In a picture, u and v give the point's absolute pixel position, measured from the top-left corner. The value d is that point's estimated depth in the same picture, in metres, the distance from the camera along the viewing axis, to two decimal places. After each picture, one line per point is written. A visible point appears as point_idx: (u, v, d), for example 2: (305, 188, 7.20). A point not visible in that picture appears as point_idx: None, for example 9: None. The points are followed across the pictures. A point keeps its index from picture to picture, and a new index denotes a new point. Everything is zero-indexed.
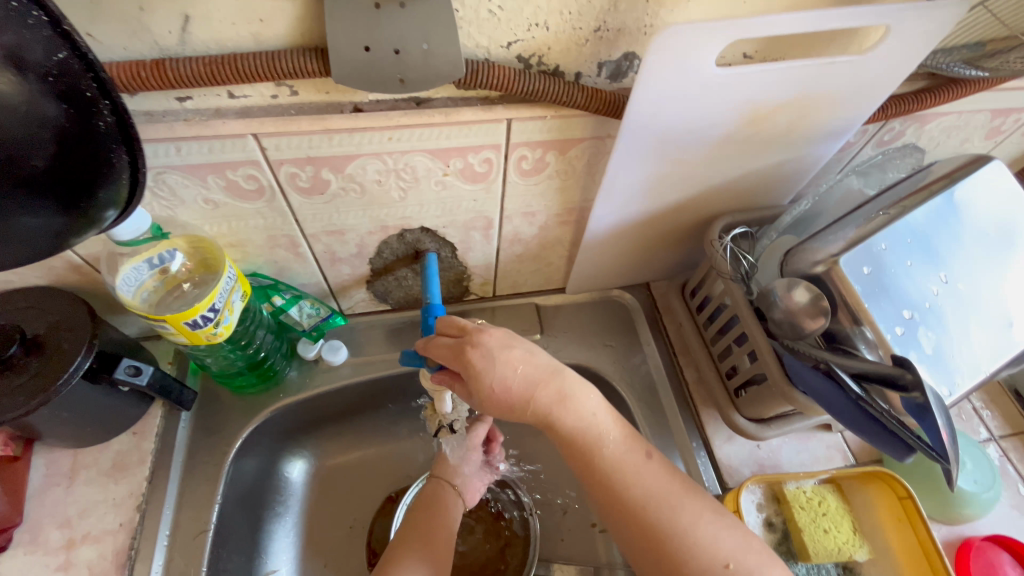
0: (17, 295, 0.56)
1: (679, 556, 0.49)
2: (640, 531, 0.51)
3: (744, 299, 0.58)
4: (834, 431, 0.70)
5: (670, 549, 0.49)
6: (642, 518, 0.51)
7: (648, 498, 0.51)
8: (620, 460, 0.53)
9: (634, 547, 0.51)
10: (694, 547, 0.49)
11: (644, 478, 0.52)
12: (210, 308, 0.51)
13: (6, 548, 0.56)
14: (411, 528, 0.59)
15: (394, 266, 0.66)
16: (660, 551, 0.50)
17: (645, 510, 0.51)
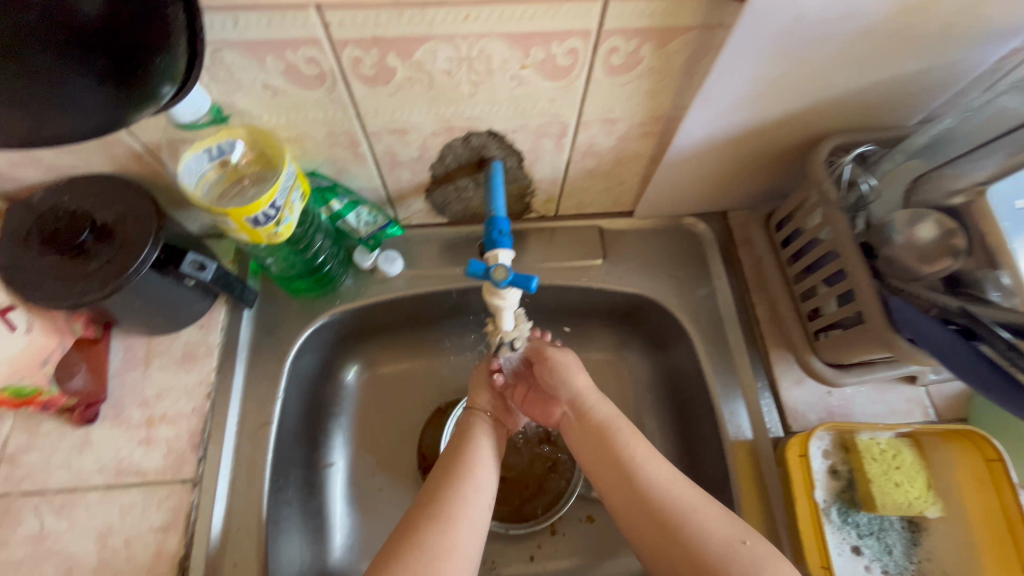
0: (84, 182, 0.56)
1: (700, 532, 0.48)
2: (663, 521, 0.50)
3: (849, 233, 0.51)
4: (919, 384, 0.64)
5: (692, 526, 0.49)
6: (663, 503, 0.51)
7: (662, 482, 0.52)
8: (645, 450, 0.55)
9: (653, 544, 0.50)
10: (711, 524, 0.49)
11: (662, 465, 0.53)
12: (271, 206, 0.49)
13: (95, 421, 0.61)
14: (462, 444, 0.59)
15: (455, 174, 0.62)
16: (679, 532, 0.49)
17: (669, 498, 0.51)
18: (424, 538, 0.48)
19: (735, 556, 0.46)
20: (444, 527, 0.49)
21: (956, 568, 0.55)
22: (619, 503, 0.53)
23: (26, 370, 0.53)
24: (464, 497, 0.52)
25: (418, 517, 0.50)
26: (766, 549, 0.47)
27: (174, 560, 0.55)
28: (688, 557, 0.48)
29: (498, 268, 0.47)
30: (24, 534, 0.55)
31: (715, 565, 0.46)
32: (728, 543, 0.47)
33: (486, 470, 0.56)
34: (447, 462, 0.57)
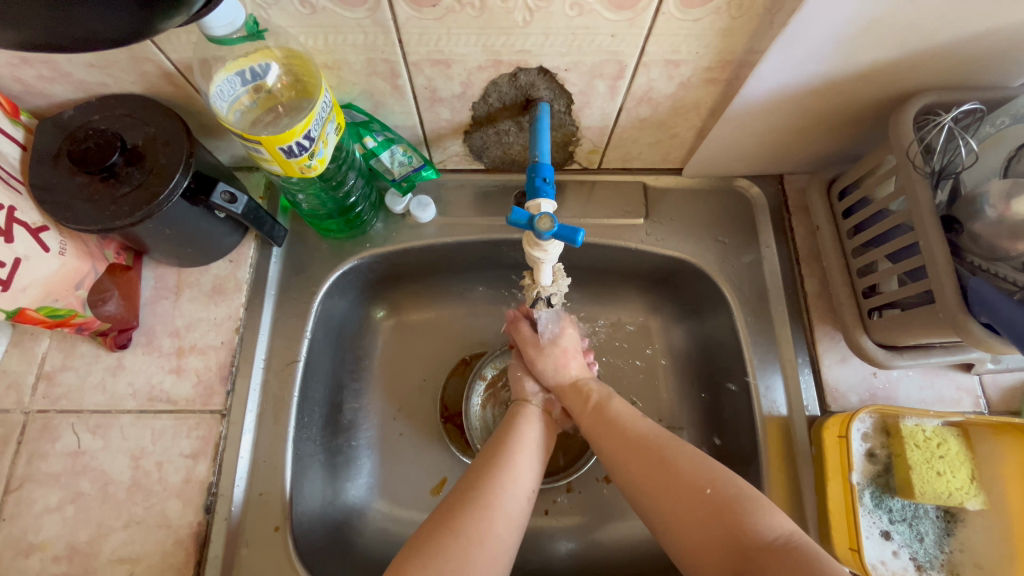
0: (115, 101, 0.54)
1: (673, 477, 0.51)
2: (643, 460, 0.53)
3: (930, 205, 0.46)
4: (972, 373, 0.60)
5: (668, 472, 0.51)
6: (645, 449, 0.54)
7: (644, 435, 0.55)
8: (626, 412, 0.59)
9: (642, 481, 0.52)
10: (681, 470, 0.51)
11: (643, 423, 0.57)
12: (305, 136, 0.46)
13: (127, 346, 0.61)
14: (502, 436, 0.58)
15: (497, 116, 0.58)
16: (660, 476, 0.51)
17: (650, 445, 0.54)
18: (461, 523, 0.48)
19: (702, 503, 0.48)
20: (482, 514, 0.49)
21: (991, 562, 0.53)
22: (611, 455, 0.56)
23: (59, 292, 0.53)
24: (503, 485, 0.52)
25: (456, 501, 0.50)
26: (732, 491, 0.48)
27: (203, 486, 0.57)
28: (665, 491, 0.50)
29: (543, 218, 0.43)
30: (62, 450, 0.57)
31: (682, 506, 0.49)
32: (693, 489, 0.49)
33: (526, 462, 0.55)
34: (488, 452, 0.56)
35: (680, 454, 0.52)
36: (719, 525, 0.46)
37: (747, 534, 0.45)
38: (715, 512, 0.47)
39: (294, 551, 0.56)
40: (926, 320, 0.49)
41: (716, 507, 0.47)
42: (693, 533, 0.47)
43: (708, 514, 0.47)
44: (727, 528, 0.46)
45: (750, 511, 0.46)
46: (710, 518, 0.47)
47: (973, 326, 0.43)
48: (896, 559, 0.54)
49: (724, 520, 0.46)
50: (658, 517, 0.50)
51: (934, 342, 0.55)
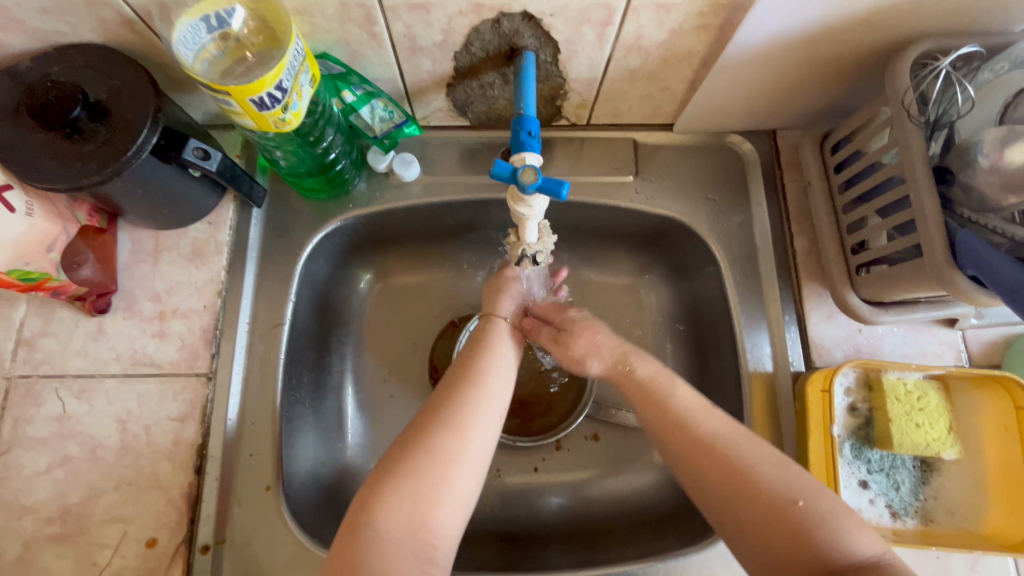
0: (75, 51, 0.51)
1: (754, 490, 0.45)
2: (705, 464, 0.48)
3: (923, 156, 0.45)
4: (956, 328, 0.61)
5: (743, 480, 0.46)
6: (712, 453, 0.48)
7: (709, 435, 0.49)
8: (691, 404, 0.51)
9: (708, 484, 0.47)
10: (765, 481, 0.45)
11: (711, 417, 0.50)
12: (277, 86, 0.44)
13: (107, 311, 0.60)
14: (477, 353, 0.55)
15: (481, 67, 0.56)
16: (735, 485, 0.46)
17: (717, 447, 0.48)
18: (435, 443, 0.47)
19: (789, 518, 0.43)
20: (456, 433, 0.48)
21: (961, 508, 0.55)
22: (670, 453, 0.50)
23: (31, 255, 0.51)
24: (477, 403, 0.50)
25: (429, 420, 0.48)
26: (823, 506, 0.44)
27: (193, 448, 0.57)
28: (740, 505, 0.45)
29: (527, 170, 0.43)
30: (47, 414, 0.57)
31: (766, 521, 0.44)
32: (780, 504, 0.44)
33: (500, 380, 0.53)
34: (461, 369, 0.53)
35: (762, 459, 0.47)
36: (810, 545, 0.42)
37: (838, 554, 0.41)
38: (807, 530, 0.43)
39: (286, 508, 0.57)
40: (912, 274, 0.49)
41: (807, 524, 0.43)
42: (774, 548, 0.43)
43: (798, 532, 0.43)
44: (820, 547, 0.42)
45: (840, 530, 0.42)
46: (801, 537, 0.42)
47: (959, 278, 0.43)
48: (872, 506, 0.55)
49: (817, 538, 0.42)
50: (727, 522, 0.46)
51: (919, 297, 0.55)
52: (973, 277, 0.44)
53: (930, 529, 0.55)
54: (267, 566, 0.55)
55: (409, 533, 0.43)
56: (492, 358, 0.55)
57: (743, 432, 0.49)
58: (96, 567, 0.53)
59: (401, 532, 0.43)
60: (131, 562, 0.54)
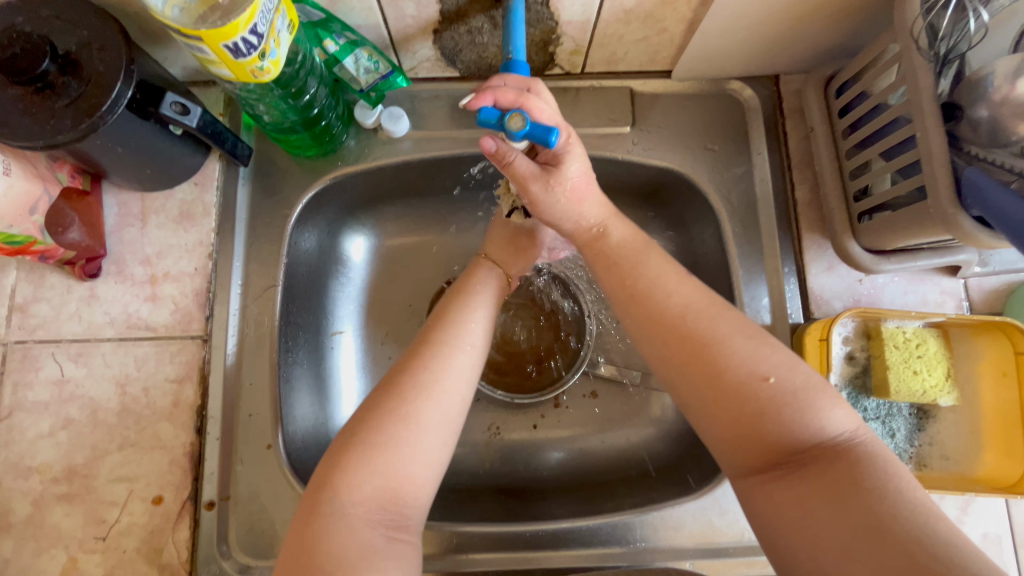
0: (39, 1, 0.48)
1: (721, 366, 0.44)
2: (673, 339, 0.46)
3: (931, 92, 0.43)
4: (958, 277, 0.60)
5: (709, 358, 0.44)
6: (682, 326, 0.46)
7: (673, 310, 0.47)
8: (662, 272, 0.49)
9: (671, 360, 0.46)
10: (734, 358, 0.44)
11: (680, 289, 0.48)
12: (251, 31, 0.42)
13: (98, 276, 0.59)
14: (455, 309, 0.54)
15: (468, 10, 0.53)
16: (699, 362, 0.44)
17: (687, 321, 0.46)
18: (413, 412, 0.46)
19: (757, 392, 0.42)
20: (433, 399, 0.47)
21: (956, 453, 0.55)
22: (637, 331, 0.49)
23: (13, 218, 0.49)
24: (449, 368, 0.49)
25: (406, 383, 0.48)
26: (794, 383, 0.42)
27: (192, 409, 0.58)
28: (701, 382, 0.44)
29: (514, 115, 0.42)
30: (46, 379, 0.57)
31: (734, 397, 0.43)
32: (750, 378, 0.43)
33: (478, 338, 0.52)
34: (439, 326, 0.52)
35: (731, 335, 0.45)
36: (774, 419, 0.41)
37: (799, 432, 0.41)
38: (774, 404, 0.42)
39: (287, 466, 0.58)
40: (914, 217, 0.48)
41: (775, 402, 0.42)
42: (736, 427, 0.43)
43: (765, 404, 0.42)
44: (782, 422, 0.41)
45: (807, 407, 0.41)
46: (765, 413, 0.42)
47: (964, 220, 0.42)
48: None
49: (777, 417, 0.41)
50: (692, 402, 0.45)
51: (923, 243, 0.54)
52: (977, 218, 0.42)
53: (924, 474, 0.55)
54: (272, 520, 0.57)
55: (382, 503, 0.44)
56: (469, 313, 0.54)
57: (717, 303, 0.47)
58: (105, 524, 0.55)
59: (372, 504, 0.44)
60: (139, 519, 0.55)
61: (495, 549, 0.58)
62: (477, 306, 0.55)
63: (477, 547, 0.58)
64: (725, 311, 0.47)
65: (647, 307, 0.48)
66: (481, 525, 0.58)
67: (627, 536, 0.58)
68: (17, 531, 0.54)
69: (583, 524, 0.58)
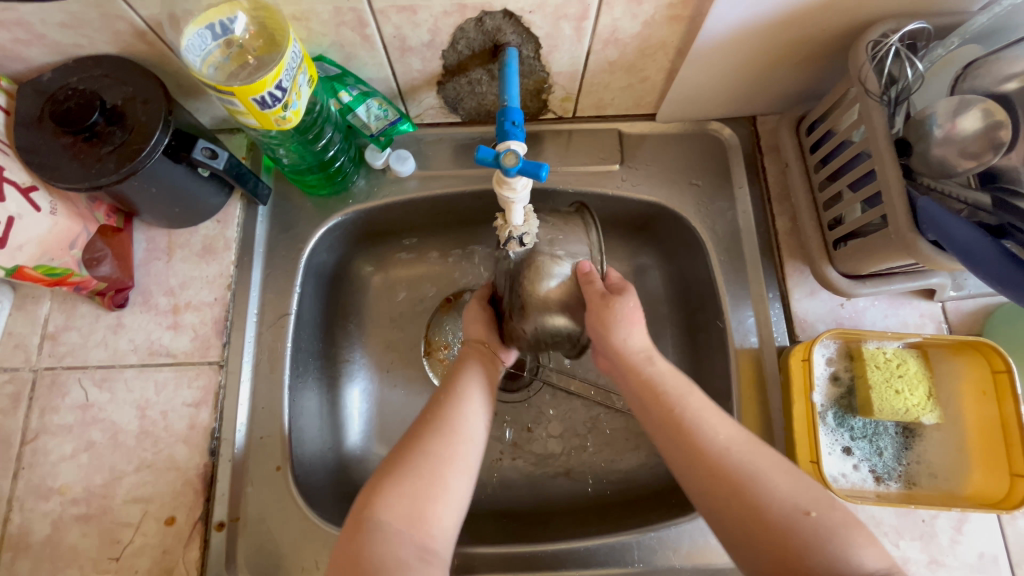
0: (91, 63, 0.55)
1: (763, 502, 0.47)
2: (726, 478, 0.48)
3: (885, 131, 0.48)
4: (935, 300, 0.63)
5: (756, 495, 0.47)
6: (724, 463, 0.49)
7: (726, 446, 0.50)
8: (703, 408, 0.53)
9: (720, 499, 0.48)
10: (775, 493, 0.47)
11: (724, 428, 0.52)
12: (276, 86, 0.48)
13: (125, 306, 0.64)
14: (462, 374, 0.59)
15: (468, 64, 0.60)
16: (741, 498, 0.47)
17: (731, 457, 0.49)
18: (432, 447, 0.51)
19: (802, 529, 0.45)
20: (447, 438, 0.52)
21: (944, 471, 0.57)
22: (678, 460, 0.51)
23: (55, 251, 0.55)
24: (463, 415, 0.54)
25: (427, 428, 0.53)
26: (833, 520, 0.45)
27: (207, 431, 0.61)
28: (749, 521, 0.46)
29: (507, 153, 0.46)
30: (71, 403, 0.61)
31: (777, 534, 0.45)
32: (794, 516, 0.46)
33: (489, 393, 0.58)
34: (453, 383, 0.58)
35: (773, 475, 0.48)
36: (820, 553, 0.44)
37: (845, 566, 0.43)
38: (816, 539, 0.44)
39: (295, 487, 0.60)
40: (880, 244, 0.52)
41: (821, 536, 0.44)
42: (786, 561, 0.44)
43: (810, 541, 0.44)
44: (831, 560, 0.43)
45: (848, 541, 0.44)
46: (810, 547, 0.44)
47: (922, 244, 0.45)
48: (856, 472, 0.57)
49: (823, 549, 0.44)
50: (743, 543, 0.47)
51: (895, 268, 0.57)
52: (936, 242, 0.46)
53: (913, 492, 0.57)
54: (280, 541, 0.59)
55: (407, 527, 0.46)
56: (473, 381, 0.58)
57: (753, 440, 0.51)
58: (120, 544, 0.57)
59: (403, 526, 0.46)
60: (152, 539, 0.57)
61: (494, 569, 0.59)
62: (486, 368, 0.60)
63: (478, 567, 0.59)
64: (759, 447, 0.50)
65: (690, 441, 0.51)
66: (482, 546, 0.60)
67: (626, 557, 0.59)
68: (35, 551, 0.56)
69: (582, 545, 0.59)
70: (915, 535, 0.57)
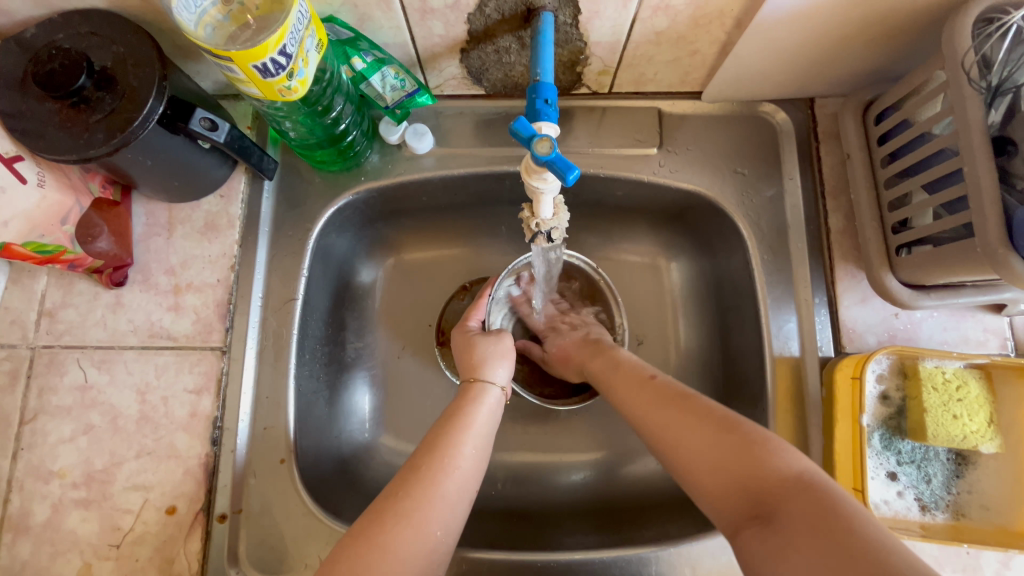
0: (79, 17, 0.49)
1: (693, 425, 0.46)
2: (660, 420, 0.48)
3: (981, 124, 0.41)
4: (1003, 315, 0.57)
5: (688, 419, 0.46)
6: (664, 404, 0.49)
7: (665, 391, 0.50)
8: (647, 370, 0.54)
9: (661, 436, 0.47)
10: (704, 415, 0.46)
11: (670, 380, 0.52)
12: (280, 52, 0.42)
13: (124, 284, 0.60)
14: (441, 439, 0.50)
15: (497, 30, 0.53)
16: (675, 429, 0.46)
17: (670, 398, 0.49)
18: (391, 540, 0.43)
19: (725, 444, 0.43)
20: (412, 525, 0.44)
21: (997, 503, 0.52)
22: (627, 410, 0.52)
23: (46, 227, 0.51)
24: (435, 495, 0.46)
25: (390, 510, 0.45)
26: (758, 436, 0.43)
27: (208, 420, 0.58)
28: (682, 446, 0.45)
29: (542, 139, 0.41)
30: (70, 384, 0.58)
31: (705, 451, 0.44)
32: (717, 432, 0.44)
33: (468, 463, 0.50)
34: (425, 454, 0.49)
35: (702, 402, 0.47)
36: (744, 462, 0.42)
37: (765, 473, 0.41)
38: (741, 452, 0.42)
39: (300, 481, 0.58)
40: (957, 254, 0.46)
41: (748, 447, 0.42)
42: (713, 475, 0.43)
43: (734, 452, 0.43)
44: (755, 468, 0.41)
45: (769, 453, 0.42)
46: (735, 458, 0.42)
47: (1015, 261, 0.39)
48: (900, 499, 0.53)
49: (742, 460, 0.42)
50: (680, 468, 0.45)
51: (966, 280, 0.51)
52: None
53: (962, 524, 0.52)
54: (283, 535, 0.56)
55: None
56: (452, 457, 0.49)
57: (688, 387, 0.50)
58: (119, 531, 0.55)
59: None
60: (152, 527, 0.56)
61: None
62: (468, 436, 0.51)
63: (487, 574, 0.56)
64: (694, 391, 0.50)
65: (637, 391, 0.52)
66: (492, 551, 0.57)
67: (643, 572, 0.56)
68: (35, 534, 0.55)
69: (597, 556, 0.56)
70: (958, 567, 0.53)
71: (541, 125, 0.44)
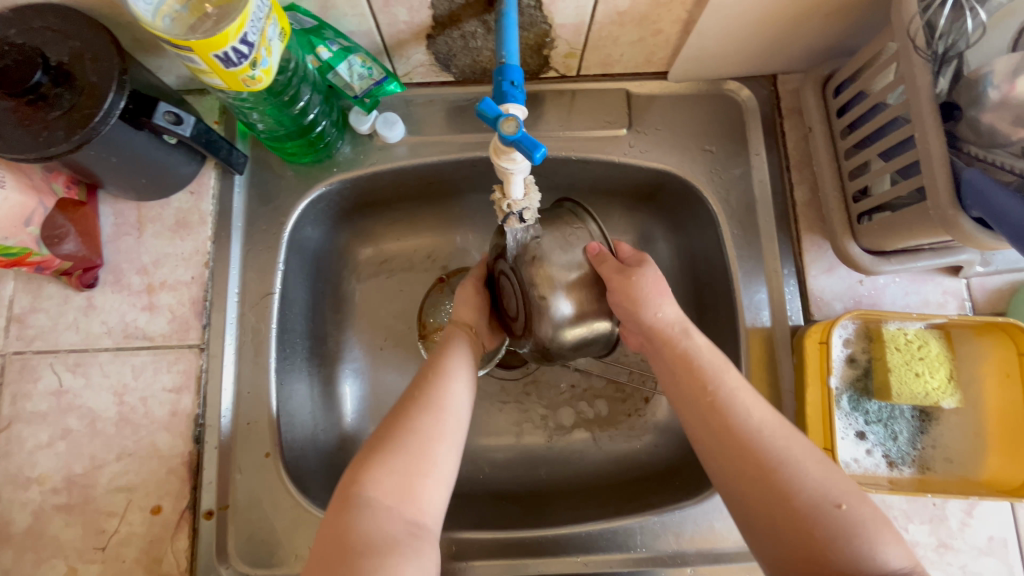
0: (32, 13, 0.48)
1: (790, 487, 0.44)
2: (745, 469, 0.46)
3: (930, 91, 0.43)
4: (960, 277, 0.59)
5: (780, 488, 0.44)
6: (755, 443, 0.46)
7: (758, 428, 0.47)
8: (740, 386, 0.50)
9: (729, 454, 0.47)
10: (804, 479, 0.44)
11: (759, 410, 0.48)
12: (241, 40, 0.42)
13: (95, 286, 0.59)
14: (444, 357, 0.55)
15: (461, 15, 0.53)
16: (770, 482, 0.44)
17: (762, 439, 0.46)
18: (419, 425, 0.48)
19: (823, 519, 0.42)
20: (437, 416, 0.49)
21: (960, 455, 0.54)
22: (681, 398, 0.51)
23: (9, 230, 0.50)
24: (449, 394, 0.51)
25: (411, 404, 0.50)
26: (864, 513, 0.42)
27: (190, 418, 0.58)
28: (769, 501, 0.44)
29: (507, 119, 0.41)
30: (44, 389, 0.57)
31: (802, 520, 0.42)
32: (815, 503, 0.43)
33: (468, 372, 0.55)
34: (432, 364, 0.54)
35: (802, 462, 0.45)
36: (839, 545, 0.41)
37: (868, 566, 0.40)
38: (846, 531, 0.41)
39: (286, 473, 0.58)
40: (913, 219, 0.47)
41: (840, 530, 0.41)
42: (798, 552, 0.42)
43: (832, 533, 0.41)
44: (855, 551, 0.41)
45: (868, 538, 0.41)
46: (837, 537, 0.41)
47: (965, 221, 0.41)
48: (869, 457, 0.55)
49: (848, 548, 0.41)
50: (757, 522, 0.45)
51: (923, 244, 0.53)
52: (978, 220, 0.42)
53: (928, 477, 0.55)
54: (273, 528, 0.57)
55: (395, 502, 0.44)
56: (454, 370, 0.54)
57: (789, 428, 0.48)
58: (104, 534, 0.55)
59: (390, 501, 0.44)
60: (138, 528, 0.55)
61: (495, 556, 0.57)
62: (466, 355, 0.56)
63: (478, 554, 0.57)
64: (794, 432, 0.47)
65: (698, 381, 0.50)
66: (481, 532, 0.58)
67: (628, 542, 0.57)
68: (17, 542, 0.54)
69: (585, 530, 0.58)
70: (925, 518, 0.56)
71: (507, 105, 0.45)
